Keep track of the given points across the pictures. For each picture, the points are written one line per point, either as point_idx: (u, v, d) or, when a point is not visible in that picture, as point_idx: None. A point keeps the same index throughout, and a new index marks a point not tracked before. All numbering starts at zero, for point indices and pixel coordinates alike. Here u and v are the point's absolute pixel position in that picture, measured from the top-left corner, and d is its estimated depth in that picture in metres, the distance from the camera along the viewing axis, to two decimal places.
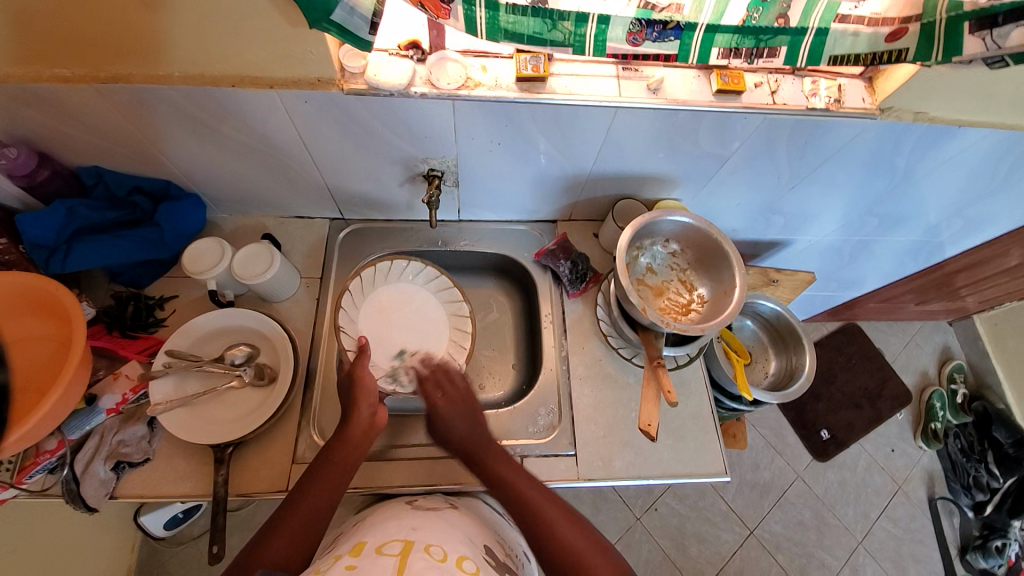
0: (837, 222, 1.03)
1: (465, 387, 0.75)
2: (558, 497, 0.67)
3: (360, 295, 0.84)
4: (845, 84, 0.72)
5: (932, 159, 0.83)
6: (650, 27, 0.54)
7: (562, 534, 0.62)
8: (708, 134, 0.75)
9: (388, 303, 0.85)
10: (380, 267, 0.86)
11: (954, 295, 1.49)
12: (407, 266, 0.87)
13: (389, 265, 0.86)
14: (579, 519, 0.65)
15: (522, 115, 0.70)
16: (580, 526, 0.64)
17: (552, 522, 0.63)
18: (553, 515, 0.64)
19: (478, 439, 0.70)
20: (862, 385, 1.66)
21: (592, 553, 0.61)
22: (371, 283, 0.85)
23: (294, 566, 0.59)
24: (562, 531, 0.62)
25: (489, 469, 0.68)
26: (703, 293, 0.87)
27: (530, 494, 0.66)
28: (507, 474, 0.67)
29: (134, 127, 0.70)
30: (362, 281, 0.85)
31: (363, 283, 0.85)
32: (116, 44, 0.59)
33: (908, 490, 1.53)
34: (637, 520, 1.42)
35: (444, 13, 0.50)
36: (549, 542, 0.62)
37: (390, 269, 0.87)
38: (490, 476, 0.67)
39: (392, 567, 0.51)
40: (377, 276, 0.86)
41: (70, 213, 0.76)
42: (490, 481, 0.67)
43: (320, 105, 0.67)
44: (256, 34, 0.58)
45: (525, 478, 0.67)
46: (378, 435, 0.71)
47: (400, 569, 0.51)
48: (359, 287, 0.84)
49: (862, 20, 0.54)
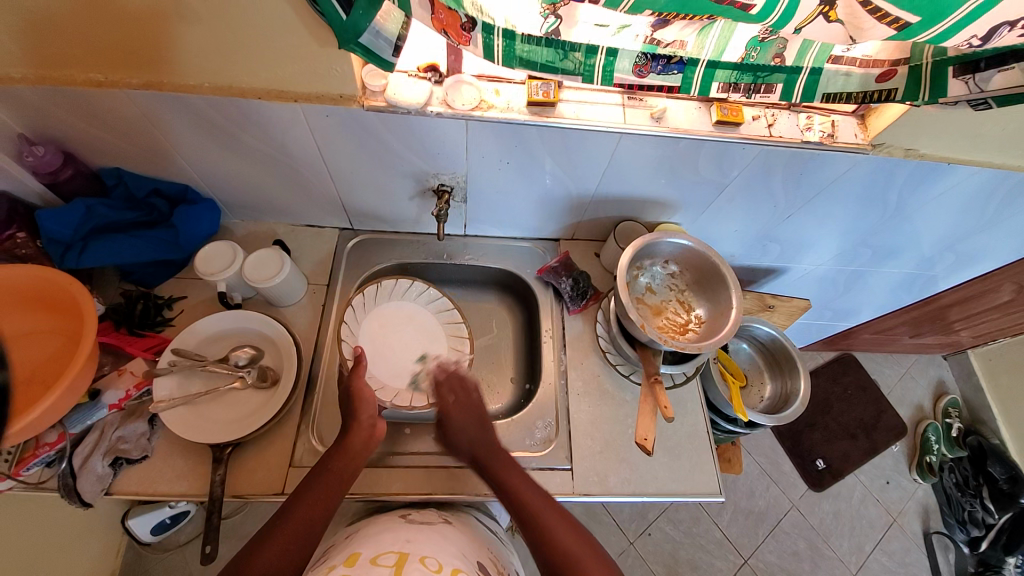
0: (832, 252, 1.06)
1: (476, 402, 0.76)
2: (566, 511, 0.67)
3: (361, 314, 0.87)
4: (838, 121, 0.76)
5: (923, 194, 0.87)
6: (655, 60, 0.58)
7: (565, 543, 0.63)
8: (708, 162, 0.78)
9: (384, 322, 0.87)
10: (384, 285, 0.89)
11: (947, 328, 1.51)
12: (420, 288, 0.91)
13: (397, 282, 0.90)
14: (580, 531, 0.65)
15: (532, 137, 0.73)
16: (588, 543, 0.64)
17: (558, 533, 0.63)
18: (558, 527, 0.64)
19: (487, 446, 0.72)
20: (857, 416, 1.67)
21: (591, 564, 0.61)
22: (374, 300, 0.88)
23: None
24: (566, 542, 0.63)
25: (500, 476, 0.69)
26: (700, 314, 0.89)
27: (541, 506, 0.66)
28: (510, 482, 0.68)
29: (158, 133, 0.74)
30: (364, 298, 0.88)
31: (364, 301, 0.88)
32: (150, 54, 0.63)
33: (902, 523, 1.53)
34: (630, 544, 1.41)
35: (465, 40, 0.54)
36: (554, 552, 0.62)
37: (393, 288, 0.90)
38: (502, 484, 0.68)
39: None
40: (378, 296, 0.89)
41: (88, 212, 0.79)
42: (502, 492, 0.68)
43: (339, 119, 0.70)
44: (283, 50, 0.61)
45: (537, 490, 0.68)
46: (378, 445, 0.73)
47: None
48: (361, 304, 0.87)
49: (855, 62, 0.58)
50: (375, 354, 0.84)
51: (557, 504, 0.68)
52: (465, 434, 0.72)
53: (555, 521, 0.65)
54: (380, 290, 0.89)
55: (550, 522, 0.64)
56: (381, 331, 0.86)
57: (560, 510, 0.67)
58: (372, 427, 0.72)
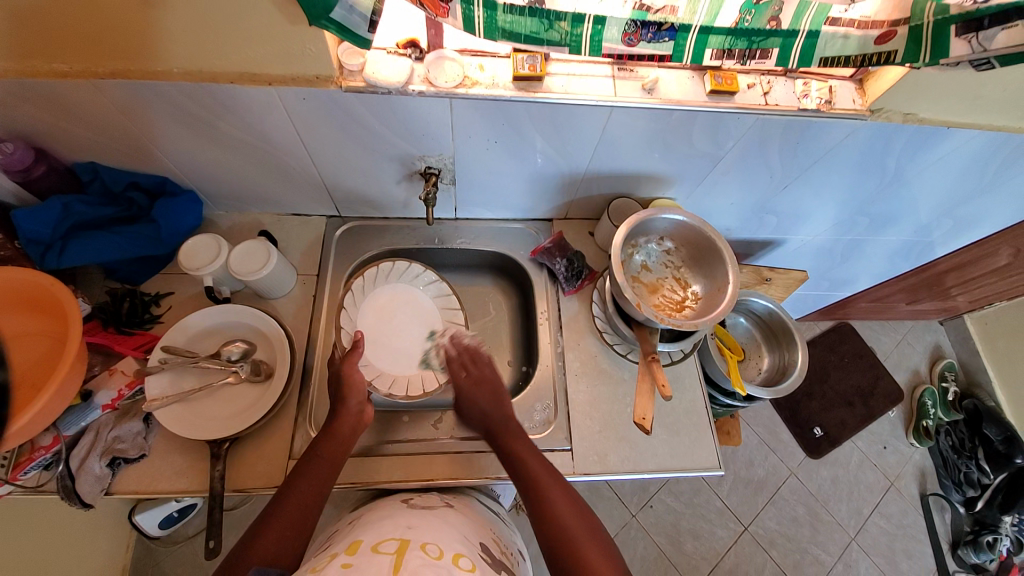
0: (829, 222, 1.05)
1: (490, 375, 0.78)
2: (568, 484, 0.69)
3: (370, 285, 0.86)
4: (836, 87, 0.74)
5: (922, 159, 0.85)
6: (645, 28, 0.55)
7: (561, 518, 0.63)
8: (702, 134, 0.76)
9: (395, 297, 0.87)
10: (397, 265, 0.89)
11: (944, 294, 1.51)
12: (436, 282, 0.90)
13: (421, 271, 0.90)
14: (579, 506, 0.66)
15: (520, 114, 0.70)
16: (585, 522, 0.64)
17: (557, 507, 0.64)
18: (556, 498, 0.65)
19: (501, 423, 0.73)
20: (854, 383, 1.69)
21: (590, 541, 0.62)
22: (385, 276, 0.88)
23: (286, 563, 0.59)
24: (563, 516, 0.63)
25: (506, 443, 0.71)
26: (697, 290, 0.88)
27: (544, 480, 0.67)
28: (518, 453, 0.70)
29: (133, 126, 0.71)
30: (377, 272, 0.87)
31: (376, 274, 0.87)
32: (118, 41, 0.59)
33: (899, 487, 1.56)
34: (633, 517, 1.44)
35: (443, 12, 0.50)
36: (551, 526, 0.63)
37: (407, 270, 0.89)
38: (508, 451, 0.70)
39: (388, 564, 0.52)
40: (393, 272, 0.88)
41: (65, 210, 0.76)
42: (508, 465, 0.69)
43: (318, 102, 0.67)
44: (251, 30, 0.58)
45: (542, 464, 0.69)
46: (363, 431, 0.73)
47: (396, 567, 0.52)
48: (371, 276, 0.87)
49: (853, 23, 0.55)
50: (376, 335, 0.84)
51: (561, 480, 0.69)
52: (480, 407, 0.74)
53: (556, 498, 0.65)
54: (393, 268, 0.88)
55: (553, 498, 0.65)
56: (384, 311, 0.85)
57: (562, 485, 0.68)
58: (361, 412, 0.72)
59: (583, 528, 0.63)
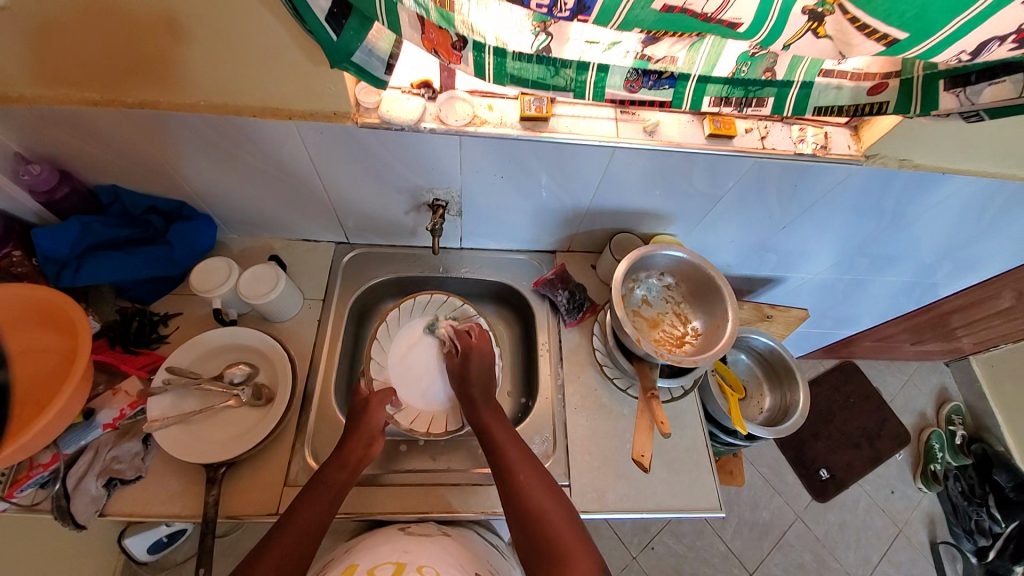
0: (829, 262, 1.06)
1: (480, 365, 0.81)
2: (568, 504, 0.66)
3: (406, 317, 0.91)
4: (831, 133, 0.77)
5: (919, 203, 0.86)
6: (646, 76, 0.58)
7: (522, 478, 0.66)
8: (702, 175, 0.78)
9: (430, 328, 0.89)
10: (435, 298, 0.92)
11: (948, 335, 1.51)
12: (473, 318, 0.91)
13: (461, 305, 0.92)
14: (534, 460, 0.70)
15: (526, 152, 0.73)
16: (589, 554, 0.59)
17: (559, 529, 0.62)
18: (511, 454, 0.69)
19: (481, 406, 0.76)
20: (860, 425, 1.66)
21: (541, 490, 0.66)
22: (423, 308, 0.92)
23: None
24: (519, 473, 0.67)
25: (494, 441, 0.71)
26: (697, 326, 0.89)
27: (518, 461, 0.69)
28: (482, 416, 0.75)
29: (157, 152, 0.74)
30: (414, 303, 0.91)
31: (413, 307, 0.91)
32: (149, 73, 0.63)
33: (908, 534, 1.51)
34: (633, 558, 1.39)
35: (456, 58, 0.54)
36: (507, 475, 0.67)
37: (447, 304, 0.92)
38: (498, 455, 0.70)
39: None
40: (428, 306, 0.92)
41: (84, 230, 0.79)
42: (485, 441, 0.72)
43: (334, 135, 0.70)
44: (275, 70, 0.62)
45: (543, 484, 0.66)
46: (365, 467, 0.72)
47: None
48: (408, 308, 0.91)
49: (845, 75, 0.58)
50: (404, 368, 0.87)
51: (568, 507, 0.65)
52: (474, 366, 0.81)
53: (509, 450, 0.70)
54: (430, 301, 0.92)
55: (504, 444, 0.71)
56: (412, 344, 0.89)
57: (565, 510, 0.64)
58: (370, 445, 0.72)
59: (533, 480, 0.67)
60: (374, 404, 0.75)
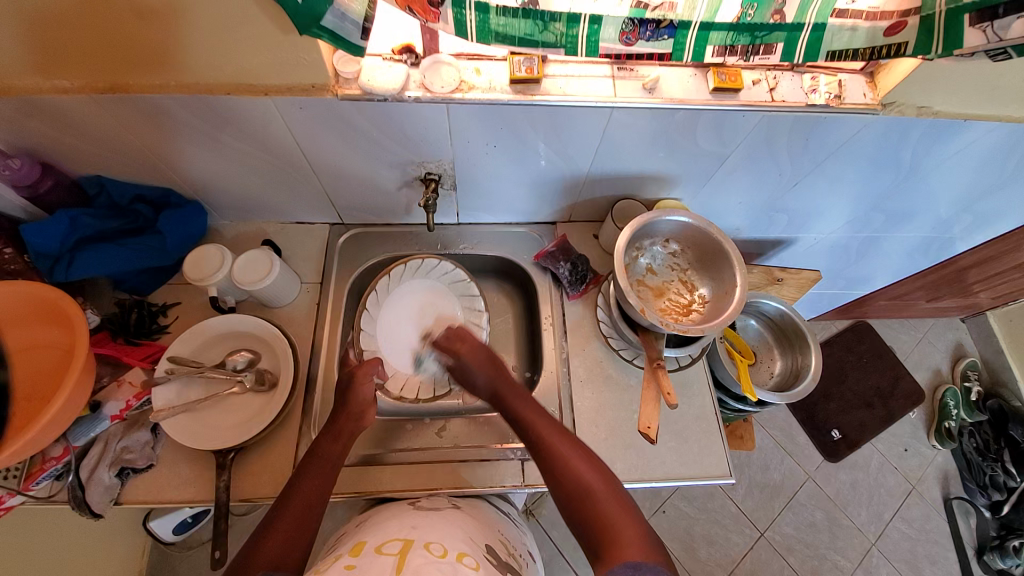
0: (842, 220, 1.02)
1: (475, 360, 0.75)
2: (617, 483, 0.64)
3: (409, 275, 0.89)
4: (846, 80, 0.71)
5: (938, 153, 0.81)
6: (643, 26, 0.54)
7: (562, 456, 0.65)
8: (706, 133, 0.74)
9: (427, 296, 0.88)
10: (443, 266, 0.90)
11: (966, 291, 1.46)
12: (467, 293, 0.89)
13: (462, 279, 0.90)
14: (576, 442, 0.67)
15: (518, 118, 0.69)
16: (641, 531, 0.59)
17: (607, 511, 0.60)
18: (553, 434, 0.68)
19: (498, 388, 0.73)
20: (873, 384, 1.64)
21: (583, 467, 0.64)
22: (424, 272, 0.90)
23: (291, 567, 0.58)
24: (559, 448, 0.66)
25: (542, 443, 0.67)
26: (704, 293, 0.86)
27: (563, 447, 0.66)
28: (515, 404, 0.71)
29: (137, 139, 0.72)
30: (404, 269, 0.89)
31: (404, 271, 0.89)
32: (115, 55, 0.60)
33: (922, 490, 1.51)
34: (645, 522, 1.41)
35: (433, 16, 0.50)
36: (546, 453, 0.66)
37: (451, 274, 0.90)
38: (535, 436, 0.68)
39: (391, 566, 0.51)
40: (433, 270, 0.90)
41: (72, 224, 0.77)
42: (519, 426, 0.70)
43: (315, 110, 0.67)
44: (247, 42, 0.58)
45: (587, 466, 0.65)
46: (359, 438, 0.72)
47: (399, 568, 0.51)
48: (399, 274, 0.89)
49: (860, 14, 0.53)
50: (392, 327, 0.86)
51: (618, 488, 0.64)
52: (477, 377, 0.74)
53: (548, 430, 0.68)
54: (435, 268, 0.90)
55: (539, 427, 0.69)
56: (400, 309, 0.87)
57: (626, 508, 0.61)
58: (364, 411, 0.71)
59: (574, 455, 0.65)
60: (358, 376, 0.73)
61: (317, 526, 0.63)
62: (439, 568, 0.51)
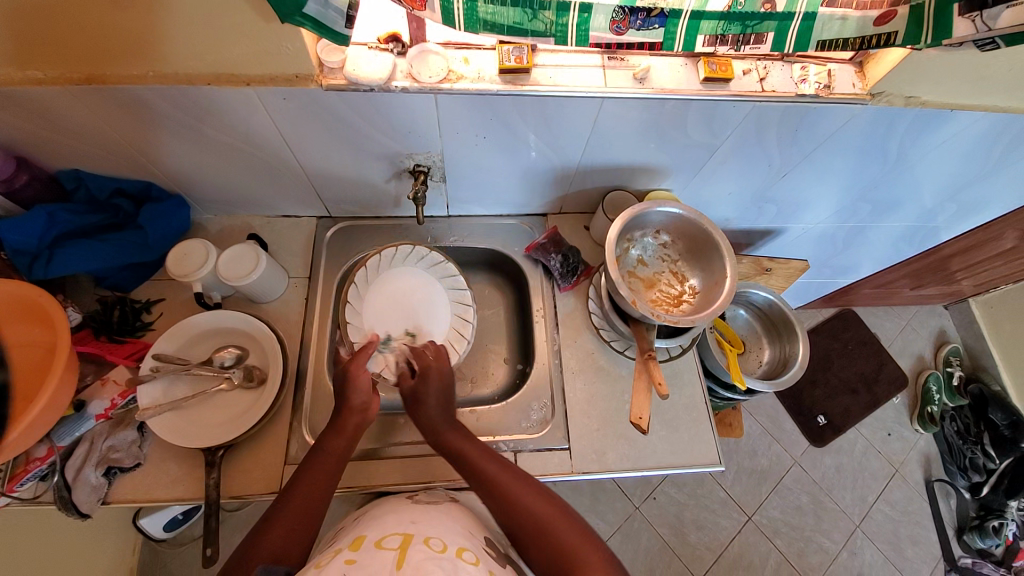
0: (830, 210, 1.02)
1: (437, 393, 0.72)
2: (573, 512, 0.62)
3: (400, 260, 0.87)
4: (835, 70, 0.71)
5: (925, 143, 0.82)
6: (634, 15, 0.53)
7: (510, 488, 0.63)
8: (697, 123, 0.74)
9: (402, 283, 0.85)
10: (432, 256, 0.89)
11: (949, 279, 1.49)
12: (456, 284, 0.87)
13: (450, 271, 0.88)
14: (526, 477, 0.65)
15: (507, 108, 0.68)
16: (599, 551, 0.57)
17: (569, 540, 0.58)
18: (493, 468, 0.65)
19: (439, 427, 0.69)
20: (858, 370, 1.67)
21: (534, 498, 0.62)
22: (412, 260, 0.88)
23: (292, 560, 0.58)
24: (504, 482, 0.64)
25: (486, 474, 0.65)
26: (694, 285, 0.86)
27: (506, 479, 0.64)
28: (454, 442, 0.68)
29: (115, 131, 0.69)
30: (394, 253, 0.87)
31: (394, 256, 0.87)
32: (88, 44, 0.57)
33: (904, 473, 1.55)
34: (637, 509, 1.43)
35: (420, 4, 0.49)
36: (493, 490, 0.64)
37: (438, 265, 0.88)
38: (477, 473, 0.65)
39: (392, 561, 0.51)
40: (409, 255, 0.88)
41: (50, 219, 0.74)
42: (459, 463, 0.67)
43: (300, 101, 0.65)
44: (228, 30, 0.56)
45: (540, 496, 0.63)
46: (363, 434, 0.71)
47: (399, 562, 0.51)
48: (389, 257, 0.87)
49: (850, 4, 0.53)
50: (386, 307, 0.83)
51: (574, 515, 0.62)
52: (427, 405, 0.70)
53: (491, 466, 0.66)
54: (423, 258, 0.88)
55: (478, 463, 0.66)
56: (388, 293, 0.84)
57: (585, 532, 0.60)
58: (366, 409, 0.70)
59: (524, 490, 0.63)
60: (353, 369, 0.71)
61: (320, 521, 0.63)
62: (439, 563, 0.51)
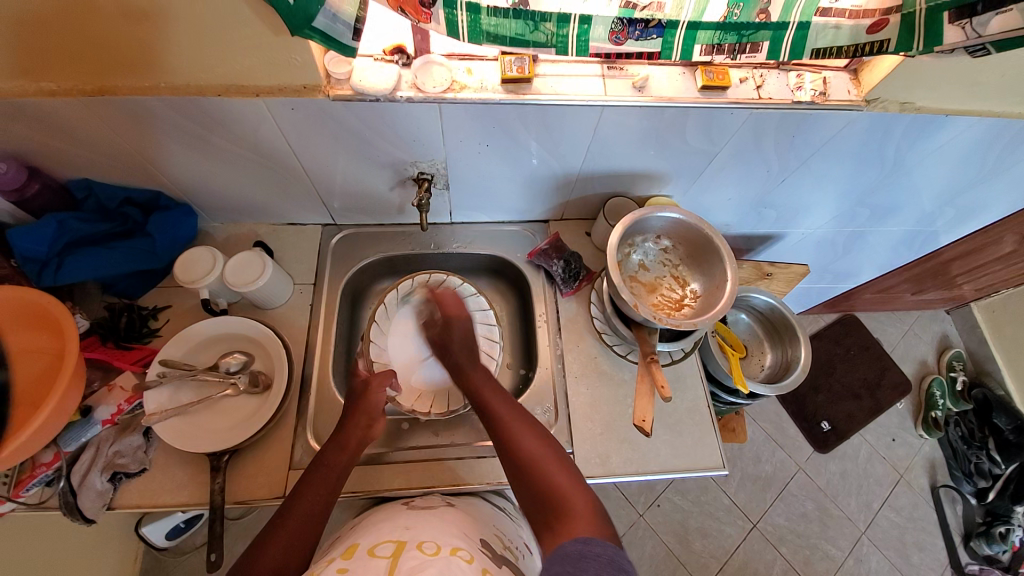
0: (829, 215, 1.04)
1: (461, 339, 0.77)
2: (567, 458, 0.65)
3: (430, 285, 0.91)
4: (830, 78, 0.73)
5: (921, 148, 0.83)
6: (632, 25, 0.54)
7: (513, 429, 0.66)
8: (696, 131, 0.75)
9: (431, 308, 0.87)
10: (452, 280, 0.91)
11: (949, 283, 1.49)
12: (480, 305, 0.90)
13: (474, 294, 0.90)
14: (530, 420, 0.68)
15: (510, 116, 0.70)
16: (586, 500, 0.60)
17: (558, 483, 0.61)
18: (500, 408, 0.69)
19: (463, 364, 0.74)
20: (861, 375, 1.66)
21: (534, 442, 0.65)
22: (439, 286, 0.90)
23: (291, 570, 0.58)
24: (509, 422, 0.67)
25: (496, 414, 0.68)
26: (695, 288, 0.87)
27: (510, 420, 0.67)
28: (473, 381, 0.73)
29: (125, 142, 0.71)
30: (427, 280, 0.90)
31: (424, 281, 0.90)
32: (100, 57, 0.59)
33: (909, 479, 1.54)
34: (640, 516, 1.43)
35: (425, 17, 0.51)
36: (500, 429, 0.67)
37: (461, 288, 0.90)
38: (488, 412, 0.69)
39: (384, 568, 0.51)
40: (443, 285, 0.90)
41: (60, 227, 0.76)
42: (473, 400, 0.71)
43: (307, 111, 0.67)
44: (239, 44, 0.58)
45: (539, 439, 0.66)
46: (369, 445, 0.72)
47: (391, 570, 0.51)
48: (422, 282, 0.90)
49: (843, 13, 0.54)
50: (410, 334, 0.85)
51: (568, 463, 0.64)
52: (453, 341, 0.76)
53: (499, 406, 0.69)
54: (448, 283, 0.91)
55: (489, 402, 0.70)
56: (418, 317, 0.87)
57: (574, 479, 0.62)
58: (370, 424, 0.71)
59: (526, 431, 0.66)
60: (373, 385, 0.74)
61: (322, 529, 0.63)
62: (433, 567, 0.51)
